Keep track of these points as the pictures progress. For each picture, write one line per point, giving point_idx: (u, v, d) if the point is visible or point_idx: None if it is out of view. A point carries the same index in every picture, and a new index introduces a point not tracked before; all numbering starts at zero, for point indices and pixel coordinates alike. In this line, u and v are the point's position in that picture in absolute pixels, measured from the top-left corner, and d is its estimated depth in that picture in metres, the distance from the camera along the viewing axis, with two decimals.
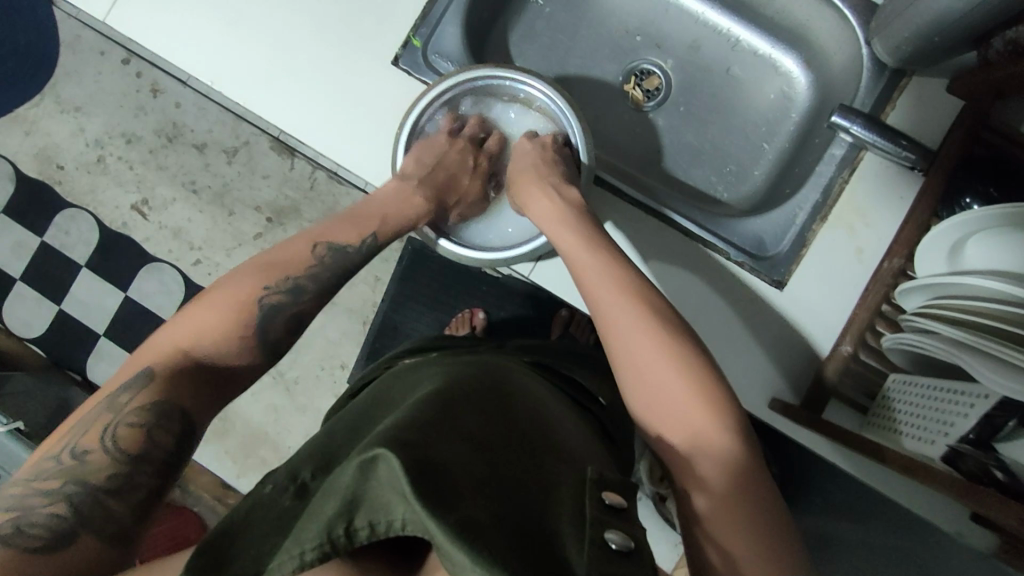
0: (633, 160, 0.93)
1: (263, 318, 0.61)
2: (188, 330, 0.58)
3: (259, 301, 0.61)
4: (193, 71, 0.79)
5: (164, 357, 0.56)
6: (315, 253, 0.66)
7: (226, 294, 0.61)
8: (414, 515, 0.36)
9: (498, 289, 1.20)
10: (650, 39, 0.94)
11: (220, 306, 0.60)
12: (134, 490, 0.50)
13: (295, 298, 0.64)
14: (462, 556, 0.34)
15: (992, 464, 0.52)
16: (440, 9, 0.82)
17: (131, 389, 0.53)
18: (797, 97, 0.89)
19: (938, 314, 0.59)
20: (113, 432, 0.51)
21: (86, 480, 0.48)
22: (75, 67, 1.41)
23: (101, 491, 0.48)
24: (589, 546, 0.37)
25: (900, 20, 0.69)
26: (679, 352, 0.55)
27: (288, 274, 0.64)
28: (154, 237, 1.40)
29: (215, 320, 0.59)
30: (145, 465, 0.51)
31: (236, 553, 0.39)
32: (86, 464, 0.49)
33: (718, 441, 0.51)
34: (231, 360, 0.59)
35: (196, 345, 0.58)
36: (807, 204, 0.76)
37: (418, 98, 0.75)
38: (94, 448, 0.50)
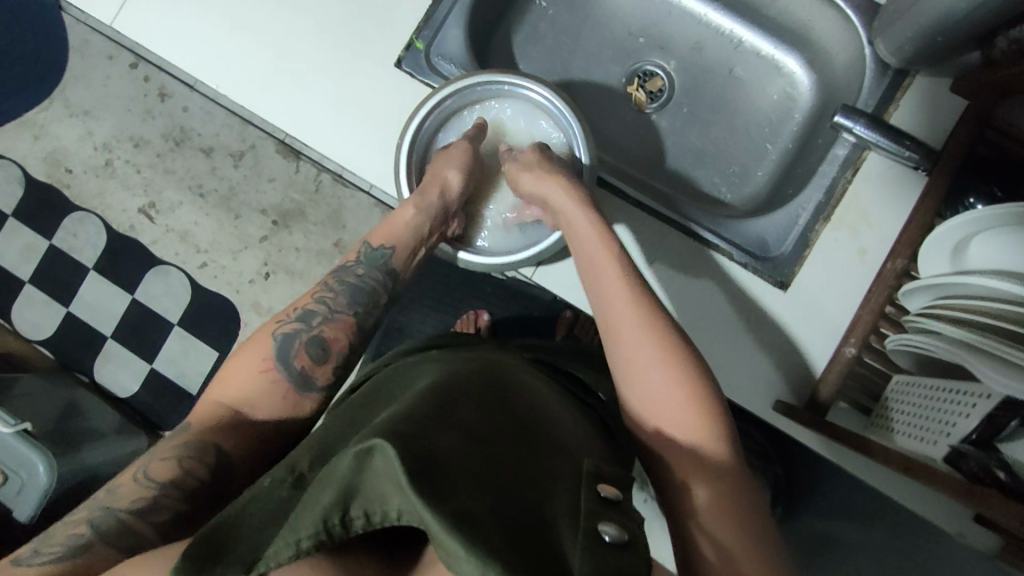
0: (635, 162, 0.93)
1: (279, 347, 0.65)
2: (221, 381, 0.63)
3: (273, 336, 0.65)
4: (199, 74, 0.80)
5: (202, 411, 0.61)
6: (327, 284, 0.70)
7: (250, 340, 0.66)
8: (409, 506, 0.36)
9: (502, 291, 1.20)
10: (652, 41, 0.95)
11: (242, 356, 0.65)
12: (159, 513, 0.53)
13: (307, 324, 0.67)
14: (457, 546, 0.33)
15: (993, 463, 0.51)
16: (443, 12, 0.82)
17: (170, 436, 0.59)
18: (800, 98, 0.89)
19: (941, 314, 0.59)
20: (146, 467, 0.55)
21: (111, 503, 0.53)
22: (83, 71, 1.42)
23: (124, 513, 0.52)
24: (580, 539, 0.37)
25: (903, 20, 0.69)
26: (677, 355, 0.55)
27: (297, 307, 0.68)
28: (161, 240, 1.41)
29: (237, 367, 0.64)
30: (171, 491, 0.54)
31: (234, 540, 0.40)
32: (117, 492, 0.54)
33: (706, 439, 0.52)
34: (264, 398, 0.62)
35: (229, 392, 0.62)
36: (810, 206, 0.76)
37: (415, 111, 0.75)
38: (127, 482, 0.54)
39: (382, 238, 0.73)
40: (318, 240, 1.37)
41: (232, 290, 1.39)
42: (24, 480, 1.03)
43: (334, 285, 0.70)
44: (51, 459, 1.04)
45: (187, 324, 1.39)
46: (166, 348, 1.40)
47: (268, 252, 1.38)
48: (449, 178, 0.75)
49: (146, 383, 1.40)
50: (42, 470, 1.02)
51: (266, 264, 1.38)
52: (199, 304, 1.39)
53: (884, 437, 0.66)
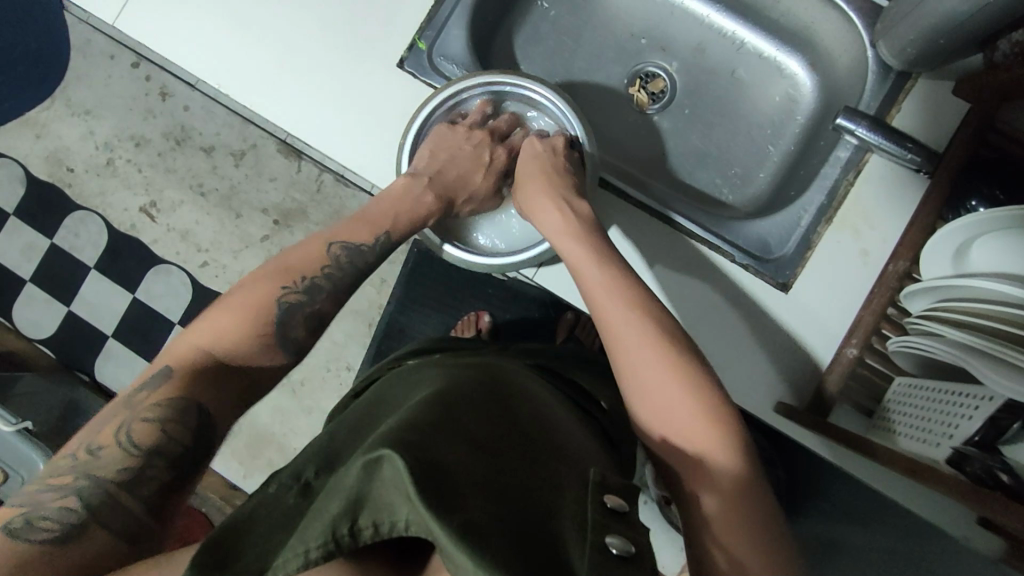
0: (637, 163, 0.93)
1: (280, 315, 0.62)
2: (210, 334, 0.59)
3: (276, 300, 0.62)
4: (202, 74, 0.80)
5: (184, 360, 0.58)
6: (331, 253, 0.67)
7: (248, 295, 0.62)
8: (418, 516, 0.36)
9: (504, 292, 1.20)
10: (654, 42, 0.95)
11: (238, 305, 0.61)
12: (145, 484, 0.52)
13: (312, 298, 0.65)
14: (465, 558, 0.34)
15: (996, 466, 0.51)
16: (446, 13, 0.82)
17: (151, 390, 0.56)
18: (803, 99, 0.89)
19: (943, 318, 0.59)
20: (128, 428, 0.53)
21: (95, 473, 0.51)
22: (85, 71, 1.42)
23: (111, 483, 0.51)
24: (589, 551, 0.37)
25: (905, 22, 0.69)
26: (687, 373, 0.56)
27: (303, 273, 0.65)
28: (162, 239, 1.41)
29: (231, 321, 0.60)
30: (158, 459, 0.53)
31: (241, 549, 0.40)
32: (99, 458, 0.52)
33: (719, 448, 0.52)
34: (252, 359, 0.61)
35: (217, 345, 0.59)
36: (812, 208, 0.76)
37: (423, 103, 0.76)
38: (109, 445, 0.52)
39: (401, 231, 0.72)
40: None
41: None
42: (25, 479, 1.03)
43: (336, 255, 0.68)
44: (51, 458, 1.04)
45: (188, 323, 1.39)
46: (167, 347, 1.40)
47: (270, 251, 1.38)
48: (448, 182, 0.76)
49: None
50: None
51: (268, 264, 1.38)
52: (201, 303, 1.39)
53: (886, 439, 0.66)
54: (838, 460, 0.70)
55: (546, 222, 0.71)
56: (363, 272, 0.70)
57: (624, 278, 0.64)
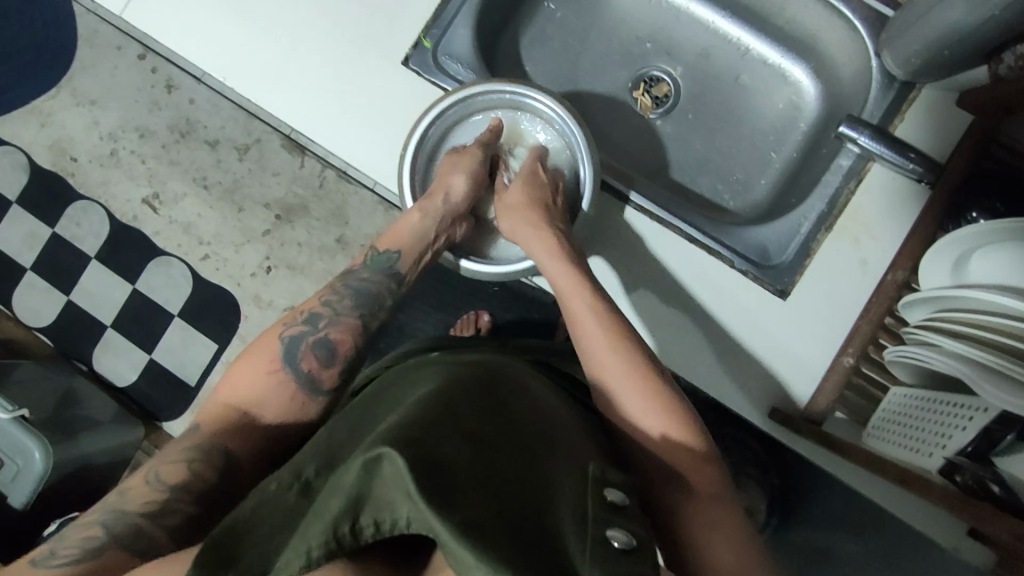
0: (639, 166, 0.92)
1: (286, 350, 0.66)
2: (230, 389, 0.64)
3: (281, 339, 0.67)
4: (208, 67, 0.80)
5: (211, 415, 0.62)
6: (332, 289, 0.72)
7: (258, 348, 0.67)
8: (420, 514, 0.36)
9: (503, 292, 1.20)
10: (659, 46, 0.95)
11: (250, 357, 0.67)
12: (171, 515, 0.54)
13: (313, 327, 0.68)
14: (467, 554, 0.34)
15: (988, 477, 0.53)
16: (452, 12, 0.82)
17: (177, 442, 0.60)
18: (807, 107, 0.89)
19: (941, 328, 0.59)
20: (156, 470, 0.56)
21: (124, 508, 0.54)
22: (92, 61, 1.43)
23: (140, 517, 0.53)
24: (589, 541, 0.38)
25: (910, 32, 0.69)
26: (657, 387, 0.58)
27: (303, 311, 0.70)
28: (164, 231, 1.41)
29: (247, 371, 0.65)
30: (183, 494, 0.55)
31: (242, 550, 0.40)
32: (127, 496, 0.55)
33: (692, 458, 0.55)
34: (270, 400, 0.64)
35: (236, 395, 0.64)
36: (812, 215, 0.76)
37: (417, 119, 0.75)
38: (137, 485, 0.55)
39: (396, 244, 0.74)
40: (322, 236, 1.37)
41: (233, 283, 1.39)
42: (20, 467, 1.03)
43: (342, 288, 0.72)
44: (48, 446, 1.04)
45: (188, 316, 1.40)
46: (166, 339, 1.40)
47: (271, 246, 1.38)
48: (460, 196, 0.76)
49: (145, 373, 1.41)
50: (38, 456, 1.03)
51: (269, 258, 1.38)
52: (200, 296, 1.40)
53: (879, 449, 0.66)
54: (832, 468, 0.70)
55: (535, 247, 0.72)
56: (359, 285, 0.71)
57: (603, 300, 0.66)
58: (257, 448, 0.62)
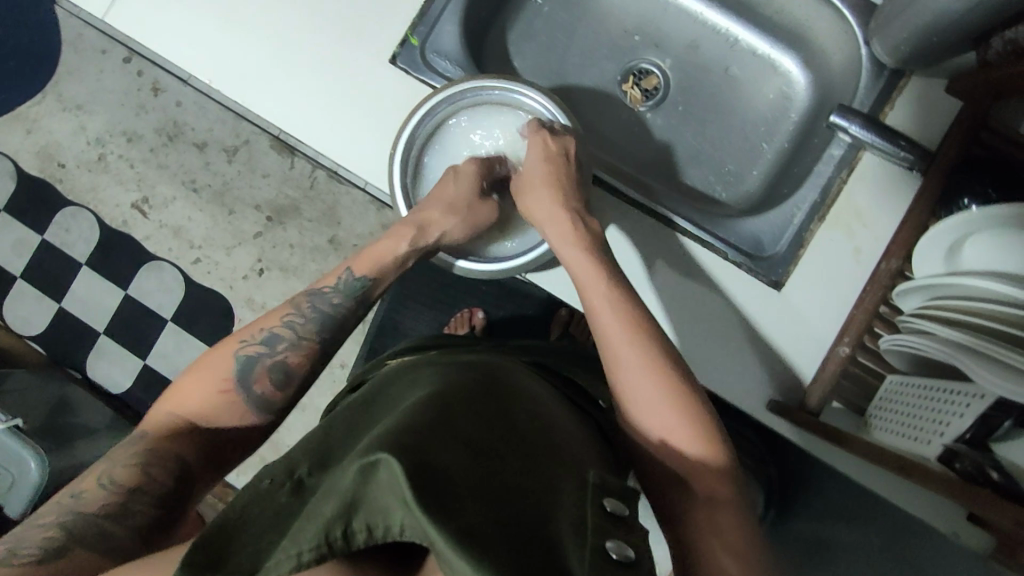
0: (631, 160, 0.92)
1: (240, 372, 0.65)
2: (182, 397, 0.64)
3: (234, 358, 0.65)
4: (193, 70, 0.79)
5: (160, 420, 0.62)
6: (293, 306, 0.70)
7: (212, 357, 0.66)
8: (415, 521, 0.36)
9: (497, 288, 1.20)
10: (648, 39, 0.94)
11: (201, 371, 0.65)
12: (127, 517, 0.55)
13: (271, 349, 0.67)
14: (463, 563, 0.33)
15: (987, 464, 0.52)
16: (439, 8, 0.82)
17: (124, 448, 0.60)
18: (797, 97, 0.89)
19: (935, 315, 0.59)
20: (109, 474, 0.57)
21: (81, 509, 0.55)
22: (76, 66, 1.41)
23: (97, 518, 0.55)
24: (588, 552, 0.38)
25: (899, 19, 0.69)
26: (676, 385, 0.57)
27: (262, 327, 0.68)
28: (154, 236, 1.40)
29: (196, 386, 0.64)
30: (139, 498, 0.56)
31: (233, 546, 0.39)
32: (84, 498, 0.56)
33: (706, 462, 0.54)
34: (220, 416, 0.63)
35: (185, 408, 0.63)
36: (805, 205, 0.76)
37: (410, 114, 0.74)
38: (90, 489, 0.56)
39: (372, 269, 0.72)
40: (314, 236, 1.36)
41: (226, 286, 1.38)
42: (15, 477, 1.02)
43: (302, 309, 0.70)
44: (43, 456, 1.04)
45: (180, 320, 1.39)
46: (159, 345, 1.39)
47: (263, 248, 1.37)
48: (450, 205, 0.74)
49: (139, 379, 1.40)
50: (34, 466, 1.02)
51: (261, 260, 1.37)
52: (193, 300, 1.39)
53: (878, 438, 0.66)
54: (829, 458, 0.70)
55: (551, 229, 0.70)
56: (329, 310, 0.70)
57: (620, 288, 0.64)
58: (206, 464, 0.62)
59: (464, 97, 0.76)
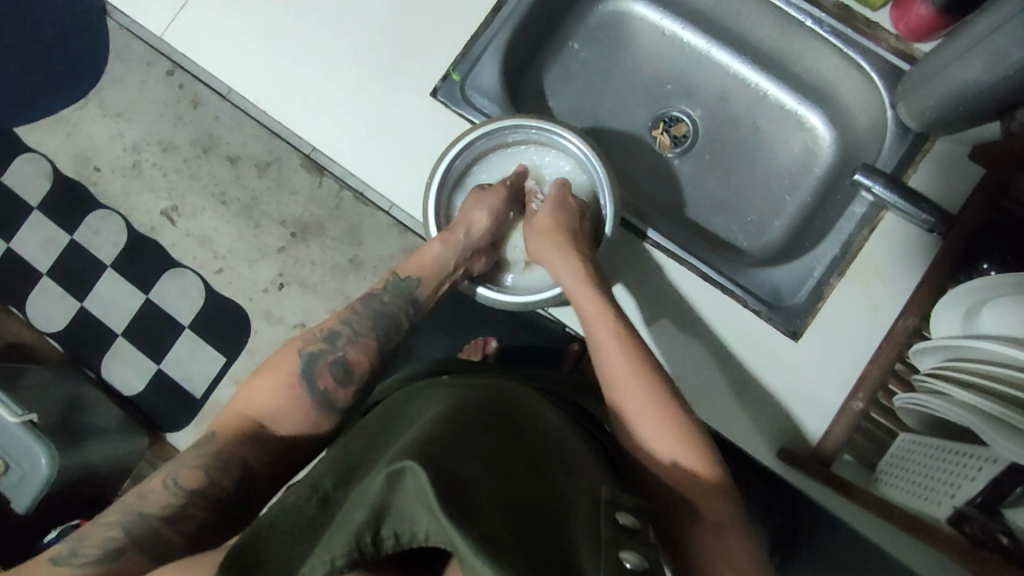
0: (654, 203, 0.94)
1: (305, 369, 0.69)
2: (250, 400, 0.66)
3: (300, 356, 0.69)
4: (240, 89, 0.82)
5: (229, 424, 0.64)
6: (352, 309, 0.75)
7: (279, 361, 0.70)
8: (440, 530, 0.37)
9: (512, 318, 1.22)
10: (679, 88, 0.97)
11: (274, 372, 0.69)
12: (186, 520, 0.56)
13: (333, 345, 0.71)
14: (485, 567, 0.35)
15: (997, 528, 0.52)
16: (480, 47, 0.85)
17: (195, 448, 0.62)
18: (821, 153, 0.91)
19: (951, 376, 0.61)
20: (175, 475, 0.58)
21: (144, 510, 0.56)
22: (122, 75, 1.46)
23: (157, 519, 0.55)
24: (602, 561, 0.39)
25: (927, 87, 0.71)
26: (676, 417, 0.59)
27: (322, 327, 0.73)
28: (180, 244, 1.43)
29: (268, 386, 0.67)
30: (200, 501, 0.57)
31: (267, 560, 0.41)
32: (147, 499, 0.56)
33: (712, 498, 0.56)
34: (287, 414, 0.66)
35: (257, 410, 0.66)
36: (824, 260, 0.78)
37: (447, 147, 0.77)
38: (157, 489, 0.57)
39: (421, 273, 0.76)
40: (335, 255, 1.38)
41: (245, 297, 1.41)
42: (26, 471, 1.04)
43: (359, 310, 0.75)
44: (53, 451, 1.05)
45: (198, 328, 1.41)
46: (175, 350, 1.41)
47: (285, 263, 1.40)
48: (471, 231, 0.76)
49: (152, 383, 1.41)
50: (44, 461, 1.04)
51: (282, 275, 1.40)
52: (212, 308, 1.41)
53: (888, 494, 0.67)
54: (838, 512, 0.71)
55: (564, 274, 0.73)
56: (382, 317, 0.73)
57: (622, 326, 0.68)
58: (270, 467, 0.63)
59: (501, 133, 0.79)
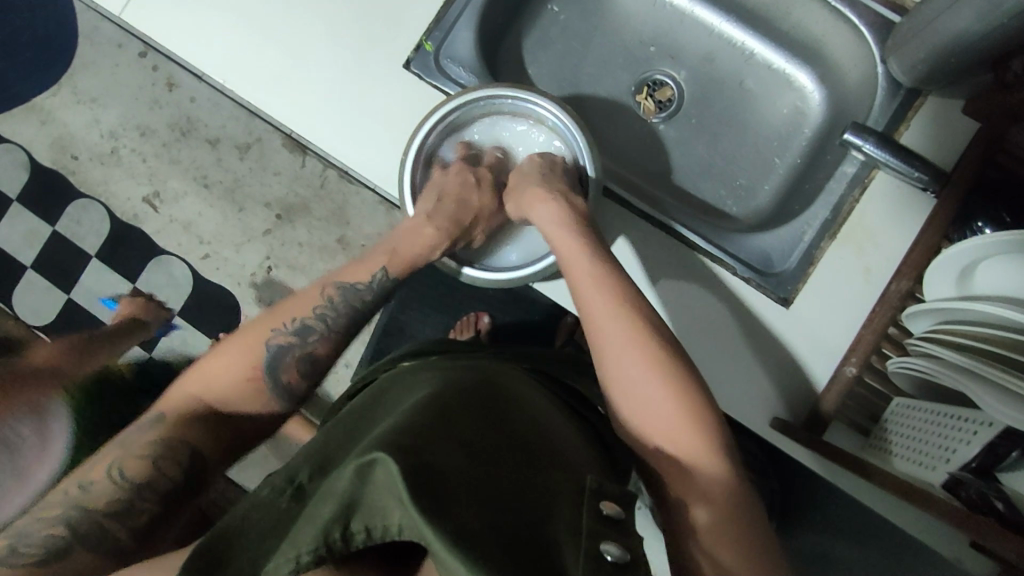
0: (641, 171, 0.92)
1: (270, 360, 0.66)
2: (206, 386, 0.64)
3: (266, 344, 0.66)
4: (207, 69, 0.79)
5: (179, 406, 0.63)
6: (326, 295, 0.70)
7: (241, 342, 0.66)
8: (411, 523, 0.36)
9: (504, 294, 1.20)
10: (663, 50, 0.94)
11: (233, 353, 0.65)
12: (134, 517, 0.56)
13: (302, 339, 0.67)
14: (456, 563, 0.33)
15: (992, 493, 0.52)
16: (454, 14, 0.82)
17: (143, 430, 0.60)
18: (810, 113, 0.89)
19: (943, 339, 0.59)
20: (121, 464, 0.57)
21: (87, 505, 0.55)
22: (92, 59, 1.42)
23: (102, 516, 0.55)
24: (581, 555, 0.38)
25: (916, 39, 0.69)
26: (665, 367, 0.56)
27: (294, 315, 0.68)
28: (164, 230, 1.41)
29: (225, 372, 0.65)
30: (147, 494, 0.56)
31: (235, 554, 0.39)
32: (90, 493, 0.56)
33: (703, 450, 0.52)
34: (244, 403, 0.64)
35: (212, 394, 0.64)
36: (816, 223, 0.77)
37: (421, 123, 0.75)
38: (101, 480, 0.56)
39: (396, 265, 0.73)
40: (322, 236, 1.36)
41: (233, 282, 1.39)
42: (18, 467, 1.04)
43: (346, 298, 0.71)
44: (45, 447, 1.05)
45: (187, 315, 1.39)
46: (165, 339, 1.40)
47: (271, 246, 1.38)
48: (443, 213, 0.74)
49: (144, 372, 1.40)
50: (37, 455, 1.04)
51: (269, 258, 1.38)
52: (201, 295, 1.39)
53: (883, 460, 0.66)
54: (835, 479, 0.70)
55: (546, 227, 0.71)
56: (368, 305, 0.71)
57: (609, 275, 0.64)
58: (220, 453, 0.62)
59: (477, 104, 0.76)
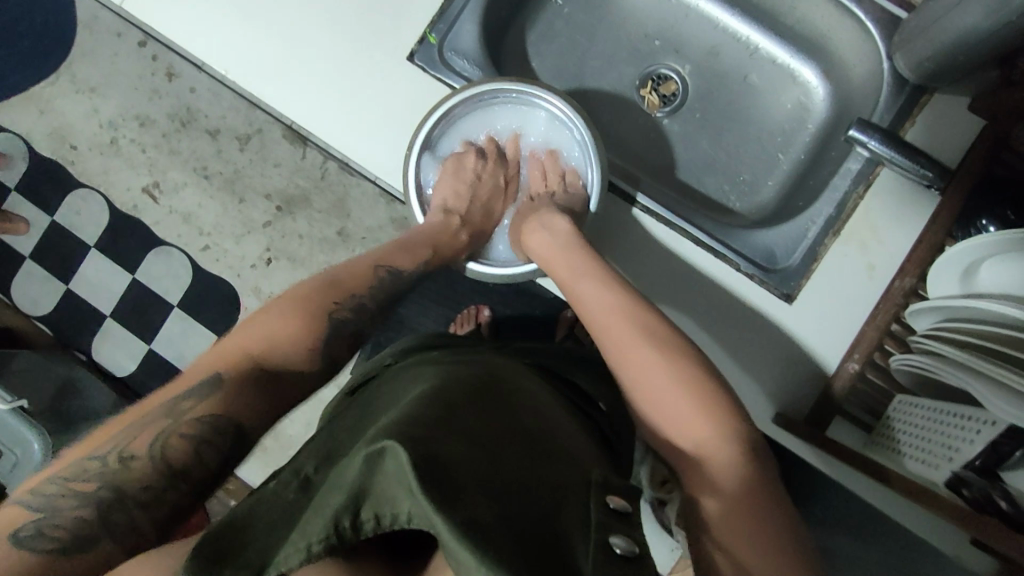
0: (644, 166, 0.91)
1: (329, 332, 0.64)
2: (258, 339, 0.60)
3: (328, 316, 0.65)
4: (210, 60, 0.79)
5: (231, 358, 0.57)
6: (377, 274, 0.72)
7: (303, 308, 0.64)
8: (421, 511, 0.36)
9: (505, 288, 1.20)
10: (667, 44, 0.94)
11: (294, 316, 0.63)
12: (161, 505, 0.49)
13: (356, 316, 0.68)
14: (465, 552, 0.33)
15: (996, 492, 0.51)
16: (458, 7, 0.81)
17: (188, 398, 0.53)
18: (815, 108, 0.89)
19: (947, 338, 0.59)
20: (162, 438, 0.50)
21: (119, 485, 0.48)
22: (90, 48, 1.40)
23: (135, 497, 0.48)
24: (591, 551, 0.38)
25: (924, 36, 0.68)
26: (670, 356, 0.58)
27: (351, 291, 0.69)
28: (164, 221, 1.40)
29: (283, 331, 0.61)
30: (179, 482, 0.50)
31: (243, 540, 0.39)
32: (126, 469, 0.48)
33: (715, 436, 0.53)
34: (293, 369, 0.61)
35: (264, 349, 0.59)
36: (820, 219, 0.76)
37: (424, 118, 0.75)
38: (139, 453, 0.49)
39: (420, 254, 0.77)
40: (323, 228, 1.36)
41: (234, 274, 1.38)
42: (18, 458, 1.03)
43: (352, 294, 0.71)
44: (45, 437, 1.05)
45: (186, 306, 1.39)
46: (164, 330, 1.39)
47: (271, 238, 1.37)
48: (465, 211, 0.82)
49: (144, 363, 1.40)
50: (36, 447, 1.04)
51: (269, 250, 1.37)
52: (200, 286, 1.39)
53: (886, 459, 0.66)
54: (836, 475, 0.70)
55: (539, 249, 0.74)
56: (374, 300, 0.71)
57: (611, 281, 0.67)
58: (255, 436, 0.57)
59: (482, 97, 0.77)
